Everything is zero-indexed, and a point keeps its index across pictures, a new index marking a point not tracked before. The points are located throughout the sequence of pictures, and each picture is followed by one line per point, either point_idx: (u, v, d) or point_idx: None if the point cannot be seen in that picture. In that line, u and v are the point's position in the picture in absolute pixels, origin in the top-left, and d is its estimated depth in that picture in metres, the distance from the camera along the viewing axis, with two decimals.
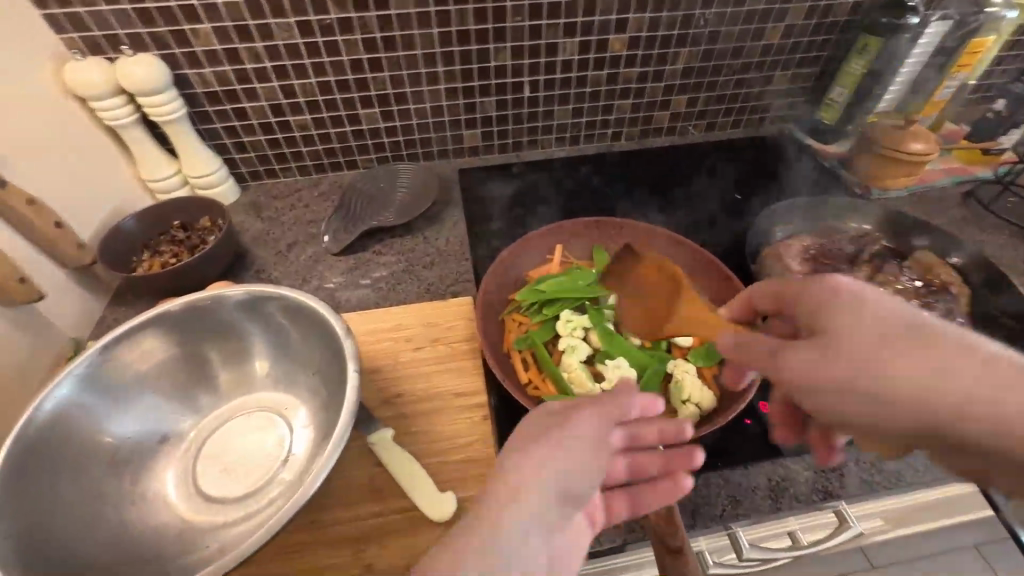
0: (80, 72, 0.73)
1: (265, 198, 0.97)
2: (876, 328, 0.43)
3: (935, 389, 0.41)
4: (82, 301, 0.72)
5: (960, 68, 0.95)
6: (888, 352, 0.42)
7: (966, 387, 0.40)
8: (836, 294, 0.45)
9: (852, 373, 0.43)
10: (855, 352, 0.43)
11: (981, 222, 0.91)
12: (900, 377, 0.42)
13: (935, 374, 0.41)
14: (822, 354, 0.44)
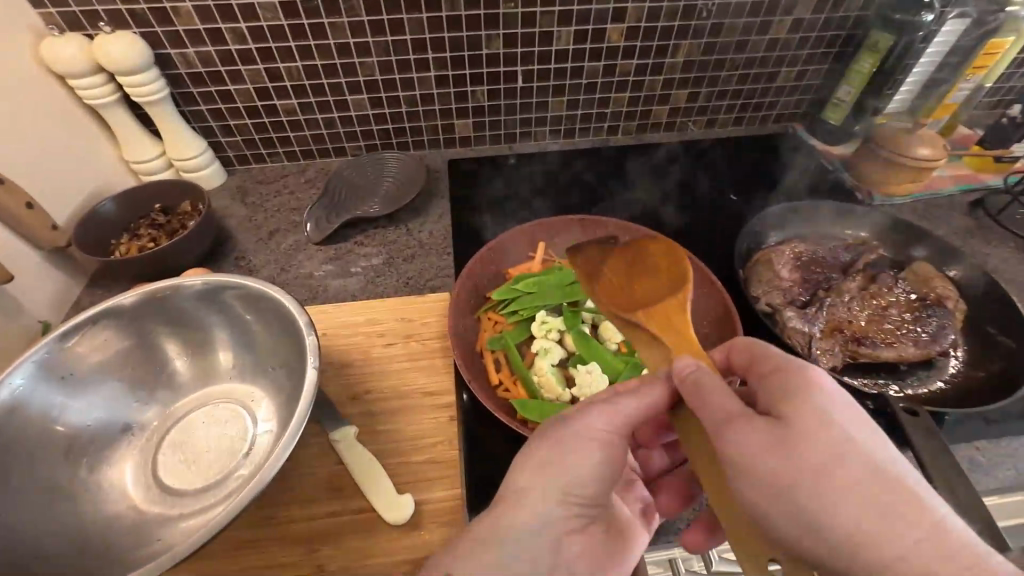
0: (58, 49, 0.72)
1: (251, 182, 0.95)
2: (839, 439, 0.38)
3: (876, 532, 0.35)
4: (57, 282, 0.72)
5: (975, 70, 0.90)
6: (844, 465, 0.37)
7: (911, 546, 0.34)
8: (814, 389, 0.41)
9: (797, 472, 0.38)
10: (807, 450, 0.38)
11: (986, 233, 0.87)
12: (844, 500, 0.36)
13: (885, 514, 0.35)
14: (774, 437, 0.39)
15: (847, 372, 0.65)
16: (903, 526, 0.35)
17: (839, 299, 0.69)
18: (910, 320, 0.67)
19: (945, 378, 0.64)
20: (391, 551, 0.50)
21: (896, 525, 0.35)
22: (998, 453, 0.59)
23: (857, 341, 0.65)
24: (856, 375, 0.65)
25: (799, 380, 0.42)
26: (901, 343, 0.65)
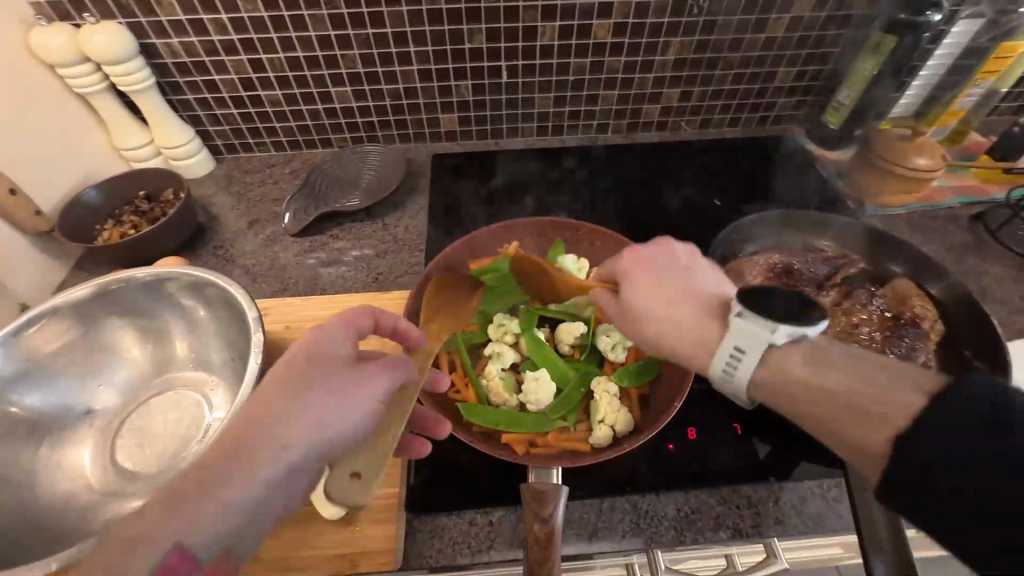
0: (46, 39, 0.74)
1: (238, 172, 0.97)
2: (652, 285, 0.50)
3: (685, 337, 0.47)
4: (43, 265, 0.75)
5: (984, 74, 0.86)
6: (660, 306, 0.49)
7: (700, 336, 0.46)
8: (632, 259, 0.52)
9: (634, 322, 0.50)
10: (641, 304, 0.49)
11: (982, 249, 0.83)
12: (662, 330, 0.48)
13: (687, 325, 0.47)
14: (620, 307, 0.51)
15: None
16: (699, 327, 0.47)
17: None
18: (881, 340, 0.65)
19: None
20: (326, 542, 0.52)
21: (697, 332, 0.46)
22: None
23: None
24: None
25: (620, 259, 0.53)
26: None
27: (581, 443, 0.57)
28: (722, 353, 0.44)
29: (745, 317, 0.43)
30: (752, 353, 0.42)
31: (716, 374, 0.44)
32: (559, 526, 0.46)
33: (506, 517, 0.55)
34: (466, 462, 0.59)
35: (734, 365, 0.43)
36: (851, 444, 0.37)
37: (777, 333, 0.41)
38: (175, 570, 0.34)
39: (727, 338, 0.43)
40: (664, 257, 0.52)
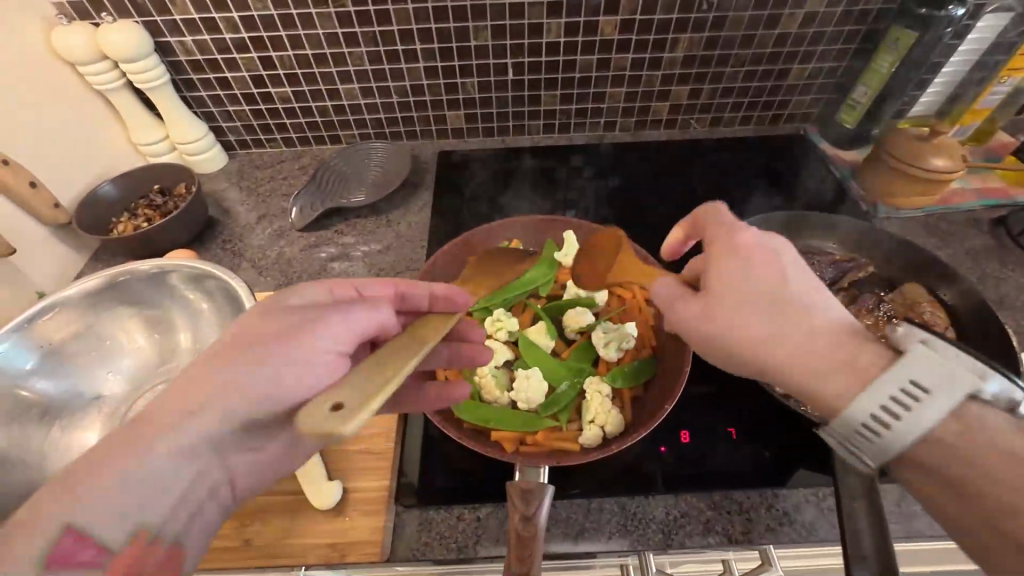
0: (68, 38, 0.77)
1: (249, 167, 0.99)
2: (760, 281, 0.42)
3: (800, 353, 0.40)
4: (62, 256, 0.79)
5: (1010, 71, 0.82)
6: (767, 306, 0.42)
7: (831, 357, 0.39)
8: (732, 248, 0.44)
9: (726, 322, 0.43)
10: (730, 297, 0.43)
11: (1003, 255, 0.80)
12: (764, 333, 0.41)
13: (804, 337, 0.40)
14: (706, 304, 0.44)
15: None
16: (820, 342, 0.40)
17: None
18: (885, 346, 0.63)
19: None
20: (315, 531, 0.54)
21: (817, 347, 0.40)
22: None
23: None
24: None
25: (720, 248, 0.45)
26: None
27: (570, 443, 0.57)
28: (881, 390, 0.37)
29: (933, 351, 0.36)
30: (932, 399, 0.35)
31: (860, 417, 0.37)
32: (542, 525, 0.46)
33: (494, 513, 0.56)
34: (456, 457, 0.59)
35: (899, 410, 0.36)
36: (1005, 528, 0.34)
37: (991, 382, 0.35)
38: (69, 553, 0.34)
39: (904, 369, 0.36)
40: (782, 248, 0.44)
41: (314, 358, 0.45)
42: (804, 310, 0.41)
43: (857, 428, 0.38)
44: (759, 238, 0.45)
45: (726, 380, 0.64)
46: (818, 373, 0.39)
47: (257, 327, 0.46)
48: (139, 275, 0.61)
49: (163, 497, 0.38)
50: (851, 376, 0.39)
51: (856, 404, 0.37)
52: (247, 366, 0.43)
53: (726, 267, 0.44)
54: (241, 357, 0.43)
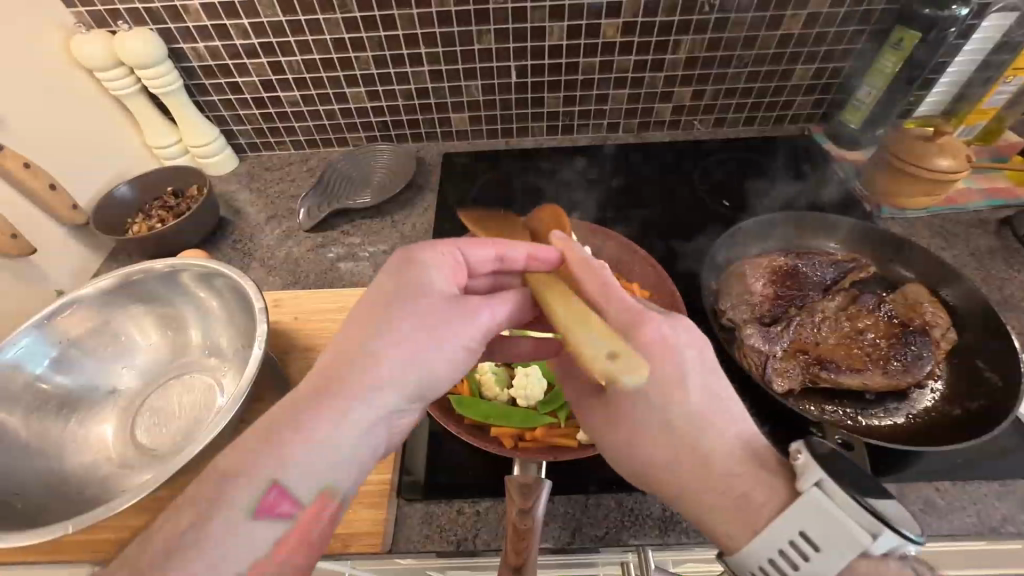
0: (86, 46, 0.80)
1: (259, 169, 1.02)
2: (659, 389, 0.41)
3: (691, 477, 0.39)
4: (79, 255, 0.82)
5: (1016, 70, 0.82)
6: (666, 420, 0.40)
7: (719, 488, 0.37)
8: (633, 351, 0.42)
9: (628, 436, 0.42)
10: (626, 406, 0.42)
11: (1009, 255, 0.79)
12: (660, 455, 0.40)
13: (696, 463, 0.39)
14: (607, 406, 0.44)
15: (806, 396, 0.62)
16: (712, 472, 0.38)
17: (809, 318, 0.66)
18: (885, 346, 0.63)
19: (915, 411, 0.60)
20: None
21: (710, 477, 0.38)
22: (959, 498, 0.55)
23: (820, 364, 0.62)
24: (817, 401, 0.62)
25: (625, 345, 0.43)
26: (870, 367, 0.61)
27: (568, 439, 0.58)
28: (770, 542, 0.34)
29: (827, 501, 0.33)
30: (820, 556, 0.33)
31: (748, 566, 0.36)
32: (539, 520, 0.47)
33: (493, 507, 0.57)
34: (456, 453, 0.61)
35: (792, 564, 0.34)
36: None
37: (881, 541, 0.32)
38: (276, 505, 0.36)
39: (792, 519, 0.34)
40: (684, 347, 0.43)
41: (457, 325, 0.43)
42: (698, 431, 0.40)
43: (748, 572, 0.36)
44: (663, 333, 0.43)
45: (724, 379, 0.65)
46: (708, 508, 0.38)
47: (384, 298, 0.43)
48: (152, 274, 0.63)
49: (346, 458, 0.39)
50: (745, 517, 0.36)
51: (745, 551, 0.35)
52: (392, 333, 0.41)
53: (626, 368, 0.42)
54: (373, 329, 0.41)
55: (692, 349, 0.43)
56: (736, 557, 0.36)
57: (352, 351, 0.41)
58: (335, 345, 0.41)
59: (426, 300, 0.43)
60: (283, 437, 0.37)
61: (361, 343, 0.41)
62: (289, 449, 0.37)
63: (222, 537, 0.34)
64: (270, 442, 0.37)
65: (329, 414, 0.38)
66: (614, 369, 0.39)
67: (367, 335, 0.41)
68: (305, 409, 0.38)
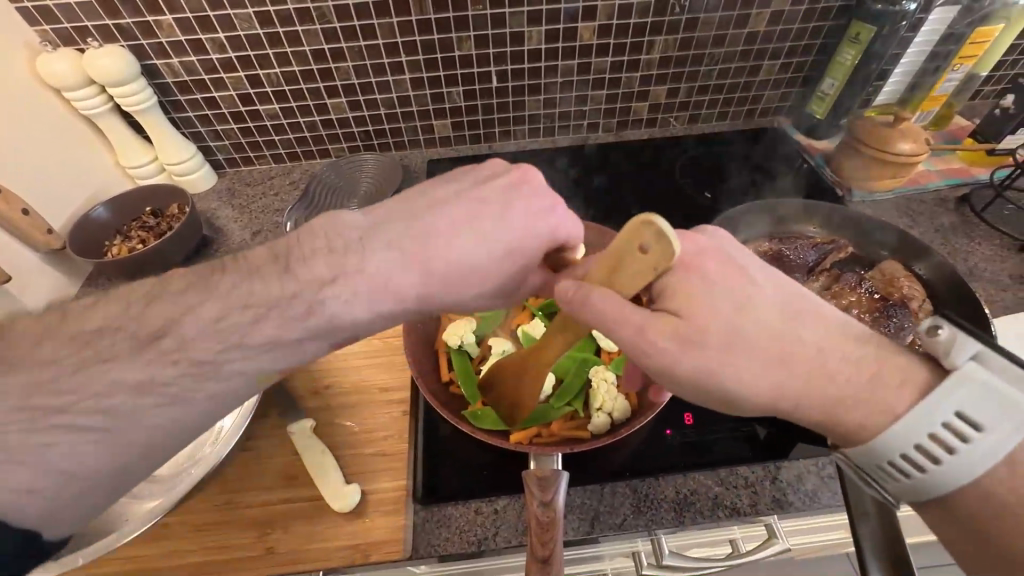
0: (53, 65, 0.77)
1: (239, 184, 1.00)
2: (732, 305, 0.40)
3: (794, 379, 0.39)
4: (55, 282, 0.79)
5: (963, 59, 0.86)
6: (755, 334, 0.40)
7: (817, 366, 0.39)
8: (687, 273, 0.41)
9: (721, 363, 0.40)
10: (707, 321, 0.39)
11: (970, 229, 0.85)
12: (766, 371, 0.39)
13: (795, 358, 0.39)
14: (685, 328, 0.40)
15: None
16: (814, 365, 0.39)
17: None
18: (869, 321, 0.67)
19: None
20: (334, 535, 0.55)
21: (823, 372, 0.39)
22: None
23: None
24: None
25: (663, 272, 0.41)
26: None
27: (581, 431, 0.59)
28: (915, 429, 0.35)
29: (984, 371, 0.33)
30: (979, 437, 0.33)
31: (884, 457, 0.37)
32: (560, 511, 0.47)
33: (510, 504, 0.57)
34: (470, 453, 0.61)
35: (939, 453, 0.35)
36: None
37: None
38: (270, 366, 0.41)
39: (936, 404, 0.35)
40: (721, 245, 0.43)
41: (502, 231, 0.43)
42: (786, 332, 0.40)
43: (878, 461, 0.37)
44: (700, 244, 0.42)
45: None
46: (830, 399, 0.39)
47: (488, 201, 0.43)
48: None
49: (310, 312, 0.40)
50: (869, 404, 0.38)
51: (882, 444, 0.36)
52: (450, 221, 0.43)
53: (689, 284, 0.40)
54: (465, 219, 0.43)
55: (727, 246, 0.43)
56: (871, 445, 0.37)
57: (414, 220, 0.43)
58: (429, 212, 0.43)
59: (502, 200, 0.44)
60: (349, 281, 0.40)
61: (439, 221, 0.43)
62: (356, 294, 0.40)
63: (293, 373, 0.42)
64: (335, 283, 0.40)
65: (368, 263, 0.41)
66: (659, 246, 0.38)
67: (462, 221, 0.42)
68: (379, 264, 0.41)
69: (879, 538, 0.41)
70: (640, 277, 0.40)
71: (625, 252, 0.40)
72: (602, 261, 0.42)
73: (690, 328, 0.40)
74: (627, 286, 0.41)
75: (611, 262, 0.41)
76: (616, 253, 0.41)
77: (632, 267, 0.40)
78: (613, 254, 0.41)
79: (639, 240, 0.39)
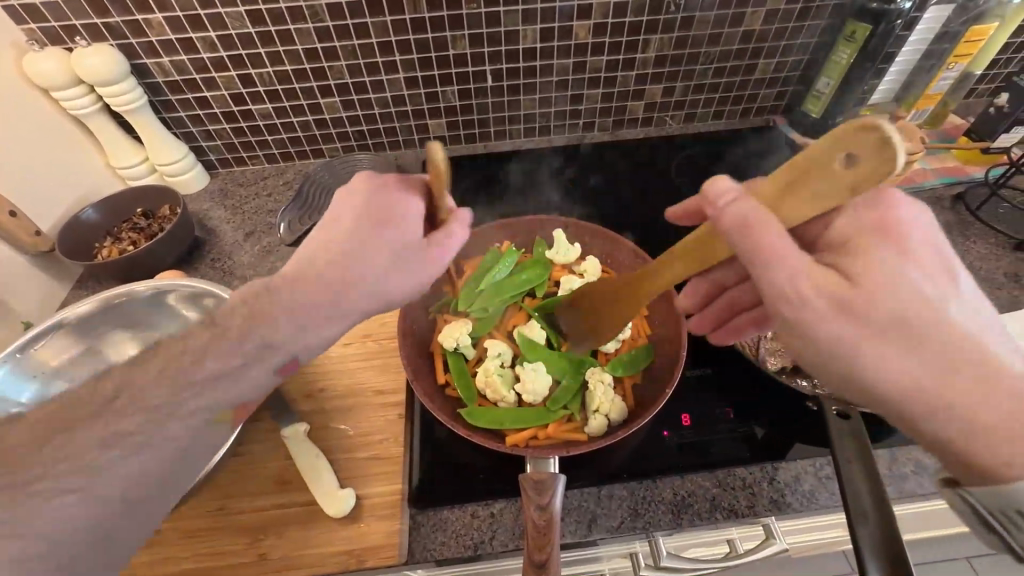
0: (40, 64, 0.76)
1: (232, 185, 0.99)
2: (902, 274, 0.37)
3: (938, 365, 0.36)
4: (43, 285, 0.78)
5: (958, 57, 0.88)
6: (916, 308, 0.36)
7: (967, 359, 0.36)
8: (881, 236, 0.38)
9: (868, 336, 0.36)
10: (883, 289, 0.36)
11: (965, 228, 0.85)
12: (912, 355, 0.36)
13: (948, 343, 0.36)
14: (852, 285, 0.37)
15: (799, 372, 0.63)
16: (987, 378, 0.36)
17: None
18: None
19: None
20: (328, 540, 0.54)
21: (988, 386, 0.36)
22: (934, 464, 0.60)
23: None
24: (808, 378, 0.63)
25: (847, 215, 0.39)
26: None
27: (580, 432, 0.59)
28: None
29: None
30: None
31: (1012, 505, 0.38)
32: (557, 513, 0.47)
33: (507, 507, 0.57)
34: (466, 456, 0.60)
35: None
36: None
37: None
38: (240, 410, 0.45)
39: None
40: (935, 235, 0.39)
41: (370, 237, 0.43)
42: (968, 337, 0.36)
43: (1004, 506, 0.38)
44: (913, 219, 0.38)
45: (720, 362, 0.68)
46: (997, 422, 0.36)
47: (342, 220, 0.44)
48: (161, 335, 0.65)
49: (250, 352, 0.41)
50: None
51: (1016, 494, 0.37)
52: (324, 249, 0.43)
53: (879, 252, 0.37)
54: (335, 240, 0.43)
55: (938, 232, 0.39)
56: (1008, 483, 0.37)
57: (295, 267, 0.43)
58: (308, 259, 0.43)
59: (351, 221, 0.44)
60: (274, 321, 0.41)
61: (320, 252, 0.43)
62: (284, 327, 0.42)
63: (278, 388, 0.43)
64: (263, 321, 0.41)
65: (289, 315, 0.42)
66: (865, 160, 0.34)
67: (342, 233, 0.43)
68: (297, 304, 0.42)
69: (878, 539, 0.41)
70: (817, 201, 0.37)
71: (811, 182, 0.37)
72: (786, 173, 0.39)
73: (856, 288, 0.36)
74: (799, 211, 0.38)
75: (799, 190, 0.38)
76: (804, 173, 0.38)
77: (817, 191, 0.37)
78: (787, 172, 0.39)
79: (848, 148, 0.34)
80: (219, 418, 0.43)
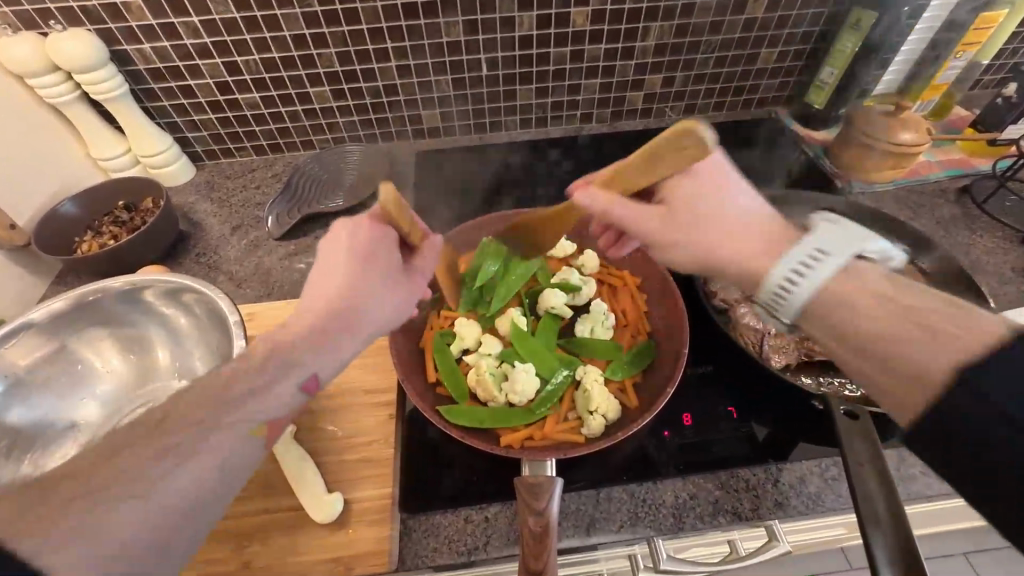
0: (13, 49, 0.72)
1: (219, 177, 0.96)
2: (706, 176, 0.46)
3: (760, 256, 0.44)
4: (20, 279, 0.75)
5: (966, 46, 0.84)
6: (724, 219, 0.45)
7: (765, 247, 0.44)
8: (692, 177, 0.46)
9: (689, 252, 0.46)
10: (694, 214, 0.45)
11: (972, 221, 0.83)
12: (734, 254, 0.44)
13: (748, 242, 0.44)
14: (667, 218, 0.46)
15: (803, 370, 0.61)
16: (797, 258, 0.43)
17: None
18: None
19: None
20: (315, 546, 0.52)
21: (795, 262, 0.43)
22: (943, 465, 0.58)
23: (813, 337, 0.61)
24: (814, 374, 0.61)
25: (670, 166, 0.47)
26: None
27: (575, 433, 0.57)
28: (789, 261, 0.41)
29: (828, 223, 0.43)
30: (830, 261, 0.40)
31: (772, 286, 0.42)
32: (554, 520, 0.44)
33: (502, 511, 0.55)
34: (458, 458, 0.58)
35: (801, 274, 0.40)
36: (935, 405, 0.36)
37: (872, 244, 0.41)
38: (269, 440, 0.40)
39: (809, 242, 0.42)
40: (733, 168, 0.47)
41: (369, 271, 0.45)
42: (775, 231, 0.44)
43: (768, 296, 0.42)
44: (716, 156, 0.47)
45: (721, 359, 0.66)
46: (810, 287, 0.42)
47: (333, 263, 0.44)
48: None
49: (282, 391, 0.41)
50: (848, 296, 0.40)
51: (769, 277, 0.42)
52: (328, 292, 0.44)
53: (692, 185, 0.46)
54: (333, 280, 0.44)
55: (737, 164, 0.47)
56: (764, 285, 0.42)
57: (300, 317, 0.43)
58: (311, 306, 0.43)
59: (341, 262, 0.44)
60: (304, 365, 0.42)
61: (320, 296, 0.44)
62: (315, 373, 0.42)
63: (251, 387, 0.40)
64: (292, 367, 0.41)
65: (320, 361, 0.42)
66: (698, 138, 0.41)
67: (331, 267, 0.44)
68: (323, 354, 0.42)
69: (890, 545, 0.39)
70: (649, 170, 0.45)
71: (656, 160, 0.44)
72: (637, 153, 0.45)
73: (669, 218, 0.46)
74: (642, 176, 0.46)
75: (638, 164, 0.46)
76: (648, 149, 0.44)
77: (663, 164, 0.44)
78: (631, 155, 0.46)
79: (682, 134, 0.42)
80: (247, 448, 0.39)
